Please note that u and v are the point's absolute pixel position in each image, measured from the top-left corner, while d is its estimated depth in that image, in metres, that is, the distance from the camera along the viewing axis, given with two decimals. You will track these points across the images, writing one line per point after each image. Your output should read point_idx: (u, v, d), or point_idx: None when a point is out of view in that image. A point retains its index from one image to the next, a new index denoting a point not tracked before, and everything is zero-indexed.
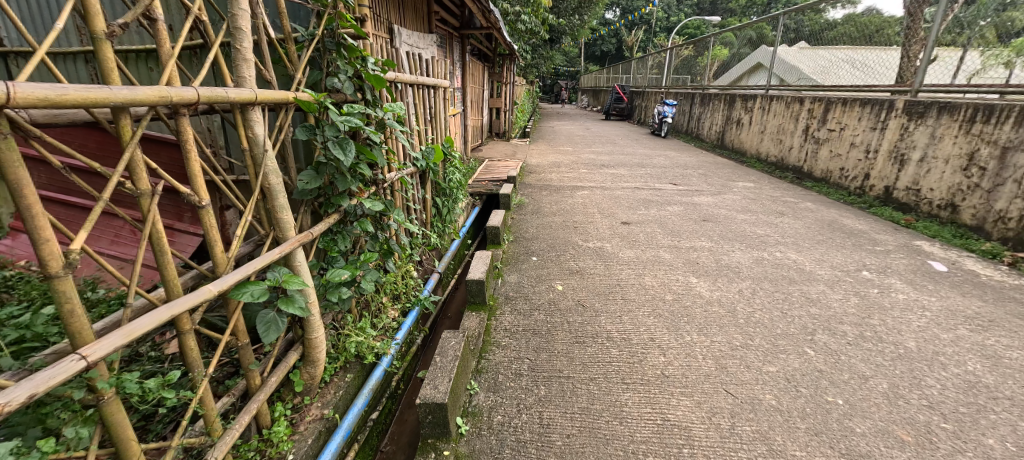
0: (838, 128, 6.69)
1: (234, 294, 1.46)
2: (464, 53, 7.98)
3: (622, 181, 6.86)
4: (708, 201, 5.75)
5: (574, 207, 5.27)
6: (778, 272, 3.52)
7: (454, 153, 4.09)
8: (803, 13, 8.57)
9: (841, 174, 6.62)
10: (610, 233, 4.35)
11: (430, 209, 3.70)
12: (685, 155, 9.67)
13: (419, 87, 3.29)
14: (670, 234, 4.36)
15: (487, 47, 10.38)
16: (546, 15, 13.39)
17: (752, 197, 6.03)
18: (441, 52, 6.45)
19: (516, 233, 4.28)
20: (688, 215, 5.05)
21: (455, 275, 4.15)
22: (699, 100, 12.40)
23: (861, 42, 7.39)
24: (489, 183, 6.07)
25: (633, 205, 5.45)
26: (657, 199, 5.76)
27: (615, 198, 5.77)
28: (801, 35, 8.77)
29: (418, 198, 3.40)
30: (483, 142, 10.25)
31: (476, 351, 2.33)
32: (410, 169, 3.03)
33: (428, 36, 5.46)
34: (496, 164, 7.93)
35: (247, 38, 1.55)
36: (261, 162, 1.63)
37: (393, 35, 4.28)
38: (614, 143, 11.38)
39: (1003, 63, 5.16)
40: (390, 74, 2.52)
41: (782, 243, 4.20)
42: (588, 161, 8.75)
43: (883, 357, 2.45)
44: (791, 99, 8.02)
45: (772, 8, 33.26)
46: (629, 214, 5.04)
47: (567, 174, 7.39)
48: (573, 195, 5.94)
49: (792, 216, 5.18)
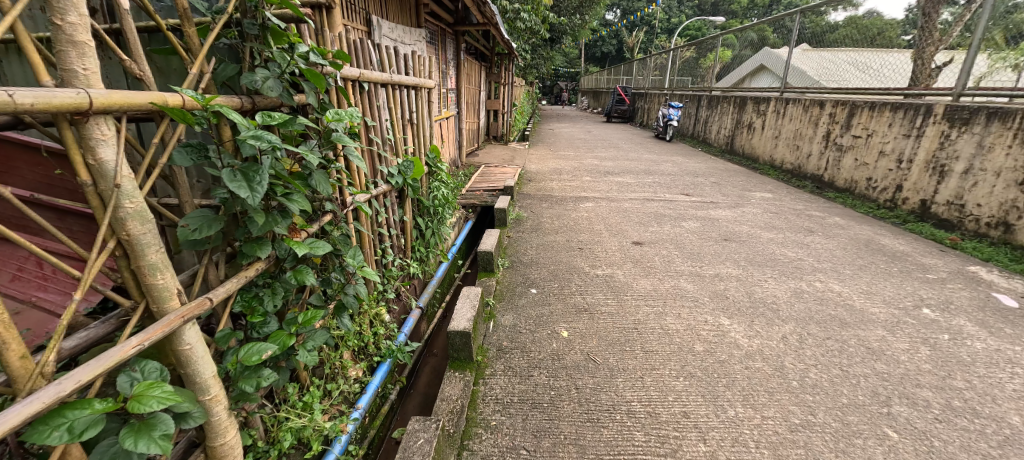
0: (865, 134, 6.14)
1: (43, 429, 0.89)
2: (459, 52, 7.43)
3: (629, 191, 6.30)
4: (727, 216, 5.19)
5: (578, 223, 4.69)
6: (825, 311, 2.94)
7: (441, 166, 3.53)
8: (806, 16, 8.34)
9: (868, 184, 6.06)
10: (621, 257, 3.78)
11: (411, 232, 3.14)
12: (693, 162, 9.10)
13: (394, 87, 2.72)
14: (690, 258, 3.78)
15: (485, 45, 9.81)
16: (546, 13, 12.84)
17: (774, 210, 5.47)
18: (431, 49, 5.88)
19: (512, 257, 3.70)
20: (707, 233, 4.49)
21: (441, 305, 3.69)
22: (706, 103, 11.86)
23: (863, 45, 7.22)
24: (484, 194, 5.52)
25: (644, 220, 4.89)
26: (669, 213, 5.19)
27: (623, 212, 5.21)
28: (803, 37, 8.54)
29: (395, 221, 2.84)
30: (479, 146, 9.66)
31: (455, 440, 1.77)
32: (380, 189, 2.49)
33: (417, 31, 4.89)
34: (493, 171, 7.35)
35: (77, 10, 0.99)
36: (118, 202, 1.07)
37: (371, 28, 3.72)
38: (617, 147, 10.81)
39: (1011, 66, 4.81)
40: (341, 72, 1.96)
41: (820, 270, 3.63)
42: (591, 167, 8.18)
43: (988, 442, 1.89)
44: (810, 102, 7.47)
45: (774, 10, 32.82)
46: (640, 231, 4.47)
47: (569, 182, 6.82)
48: (576, 207, 5.37)
49: (822, 234, 4.61)
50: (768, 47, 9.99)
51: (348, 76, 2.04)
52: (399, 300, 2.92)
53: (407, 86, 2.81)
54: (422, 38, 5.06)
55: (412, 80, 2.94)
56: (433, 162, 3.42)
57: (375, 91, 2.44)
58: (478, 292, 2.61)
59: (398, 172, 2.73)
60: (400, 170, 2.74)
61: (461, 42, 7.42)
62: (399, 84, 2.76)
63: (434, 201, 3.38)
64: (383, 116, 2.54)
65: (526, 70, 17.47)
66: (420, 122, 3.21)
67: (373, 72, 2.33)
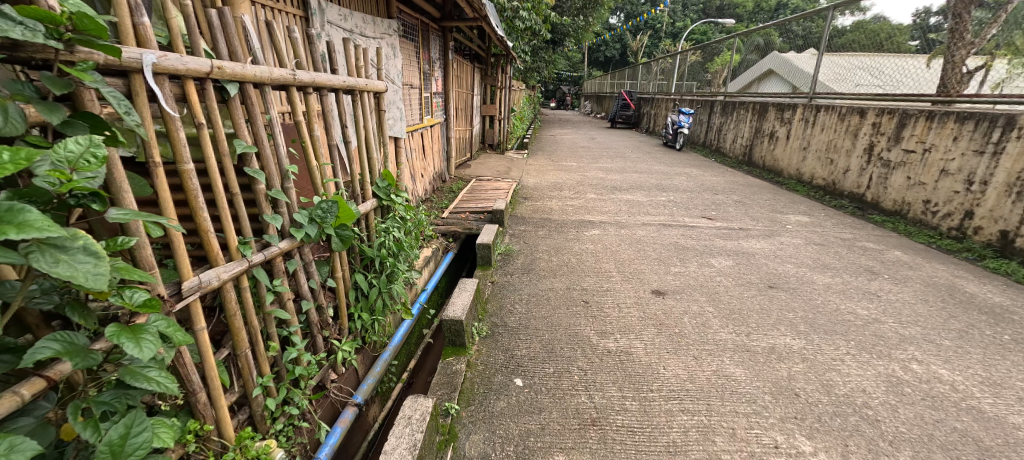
0: (921, 148, 5.21)
1: None
2: (447, 51, 6.51)
3: (642, 214, 5.36)
4: (764, 249, 4.24)
5: (581, 262, 3.75)
6: (948, 424, 2.01)
7: (398, 198, 2.61)
8: (811, 20, 8.05)
9: (924, 207, 5.12)
10: (640, 318, 2.83)
11: (347, 295, 2.23)
12: (709, 175, 8.16)
13: (307, 90, 1.79)
14: (733, 321, 2.82)
15: (479, 45, 8.90)
16: (547, 12, 11.92)
17: (819, 241, 4.52)
18: (407, 46, 4.96)
19: (493, 319, 2.77)
20: (745, 276, 3.55)
21: (399, 382, 2.80)
22: (718, 109, 10.94)
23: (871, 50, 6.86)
24: (470, 221, 4.63)
25: (664, 257, 3.94)
26: (693, 245, 4.25)
27: (636, 243, 4.28)
28: (808, 42, 8.18)
29: (314, 288, 1.94)
30: (472, 156, 8.76)
31: None
32: (271, 252, 1.61)
33: (383, 22, 3.96)
34: (484, 186, 6.43)
35: None
36: None
37: (308, 11, 2.79)
38: (624, 157, 9.89)
39: None
40: (125, 51, 1.07)
41: (911, 340, 2.69)
42: (596, 181, 7.26)
43: None
44: (845, 110, 6.54)
45: (780, 13, 31.90)
46: (660, 274, 3.53)
47: (570, 201, 5.89)
48: (579, 237, 4.42)
49: (890, 277, 3.67)
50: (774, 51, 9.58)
51: (161, 67, 1.15)
52: (321, 399, 2.03)
53: (332, 87, 1.92)
54: (391, 32, 4.15)
55: (345, 80, 2.05)
56: (382, 193, 2.50)
57: (265, 92, 1.56)
58: (429, 408, 1.72)
59: (315, 219, 1.82)
60: (316, 216, 1.82)
61: (449, 39, 6.50)
62: (318, 87, 1.86)
63: (382, 249, 2.39)
64: (283, 134, 1.64)
65: (526, 73, 16.58)
66: (360, 138, 2.29)
67: (247, 62, 1.44)
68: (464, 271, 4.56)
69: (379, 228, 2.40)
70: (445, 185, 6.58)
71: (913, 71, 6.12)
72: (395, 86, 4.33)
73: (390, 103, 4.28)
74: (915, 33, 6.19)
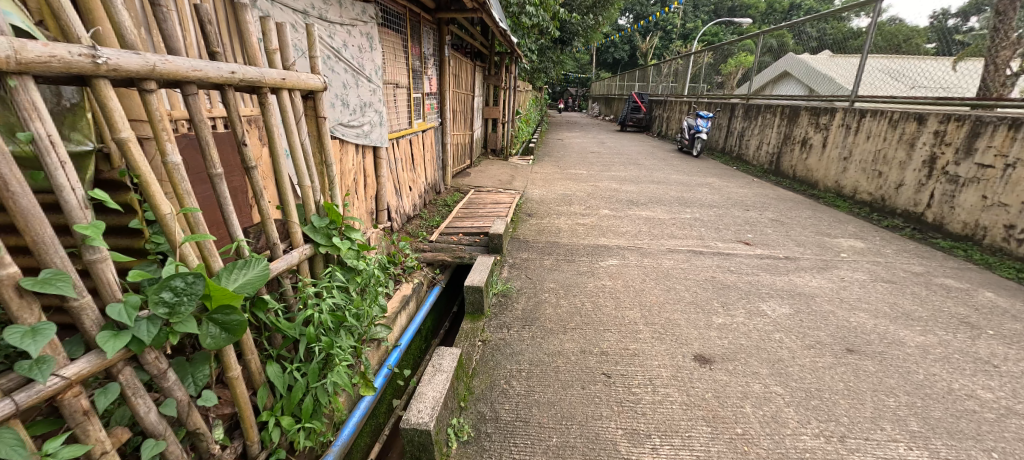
0: (1003, 163, 4.39)
1: None
2: (442, 46, 5.77)
3: (667, 236, 4.55)
4: (824, 288, 3.43)
5: (597, 310, 2.94)
6: None
7: (348, 240, 1.87)
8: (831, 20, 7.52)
9: (1005, 233, 4.30)
10: (684, 407, 2.03)
11: (249, 402, 1.44)
12: (734, 186, 7.33)
13: (142, 85, 1.05)
14: (818, 415, 2.03)
15: (482, 41, 8.16)
16: (556, 8, 11.16)
17: (887, 277, 3.70)
18: (392, 38, 4.23)
19: (480, 409, 1.99)
20: (813, 332, 2.74)
21: None
22: (739, 113, 10.11)
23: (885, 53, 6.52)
24: (463, 248, 3.87)
25: (700, 300, 3.12)
26: (735, 282, 3.44)
27: (664, 279, 3.49)
28: (824, 43, 7.73)
29: (178, 413, 1.19)
30: (471, 163, 7.98)
31: None
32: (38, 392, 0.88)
33: (354, 6, 3.22)
34: (482, 199, 5.69)
35: None
36: None
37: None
38: (638, 165, 9.08)
39: None
40: None
41: None
42: (609, 193, 6.47)
43: None
44: (896, 115, 5.73)
45: (793, 15, 31.03)
46: (700, 329, 2.72)
47: (581, 218, 5.10)
48: (593, 270, 3.62)
49: (997, 334, 2.85)
50: (788, 53, 9.16)
51: None
52: None
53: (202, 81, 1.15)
54: (365, 19, 3.42)
55: (239, 67, 1.28)
56: (323, 237, 1.75)
57: (11, 89, 0.84)
58: None
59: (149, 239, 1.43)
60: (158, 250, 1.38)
61: (445, 33, 5.76)
62: (171, 79, 1.10)
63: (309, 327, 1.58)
64: (69, 165, 0.94)
65: (534, 74, 15.81)
66: (276, 162, 1.53)
67: None
68: (454, 308, 3.80)
69: (302, 292, 1.61)
70: (439, 197, 5.83)
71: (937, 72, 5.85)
72: (372, 85, 3.60)
73: (366, 105, 3.54)
74: (933, 35, 5.88)
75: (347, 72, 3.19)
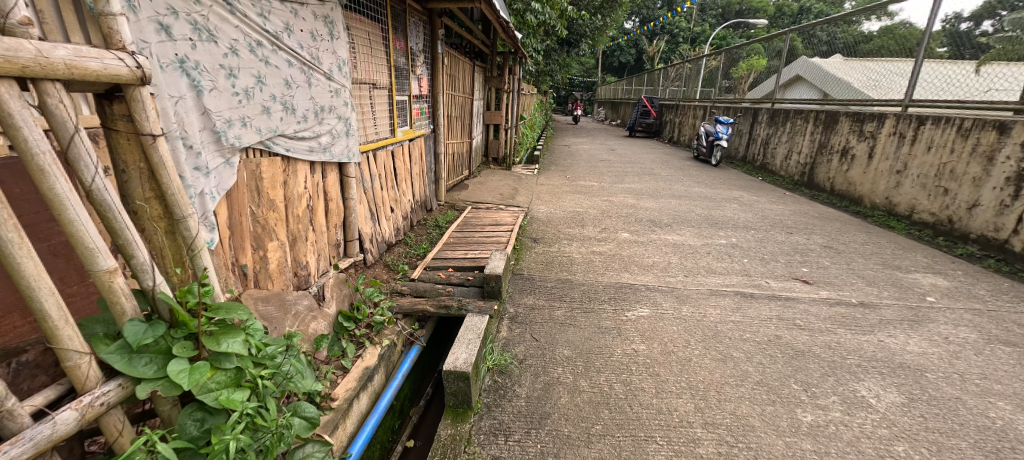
0: None
1: None
2: (434, 42, 4.95)
3: (705, 271, 3.69)
4: (929, 355, 2.57)
5: (631, 400, 2.08)
6: None
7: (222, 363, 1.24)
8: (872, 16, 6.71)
9: None
10: None
11: None
12: (766, 202, 6.48)
13: None
14: None
15: (483, 40, 7.37)
16: (564, 5, 10.34)
17: (1002, 335, 2.85)
18: (367, 27, 3.44)
19: None
20: (952, 447, 1.87)
21: None
22: (762, 119, 9.28)
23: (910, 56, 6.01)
24: (450, 291, 3.04)
25: (773, 381, 2.25)
26: (810, 346, 2.58)
27: (714, 340, 2.63)
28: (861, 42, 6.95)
29: None
30: (469, 174, 7.17)
31: None
32: None
33: None
34: (480, 219, 4.88)
35: None
36: None
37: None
38: (655, 176, 8.23)
39: None
40: None
41: None
42: (626, 211, 5.64)
43: None
44: (966, 123, 4.87)
45: (803, 18, 30.15)
46: (785, 437, 1.88)
47: (596, 245, 4.26)
48: (619, 326, 2.75)
49: None
50: (802, 57, 8.56)
51: None
52: None
53: None
54: None
55: None
56: (158, 368, 1.17)
57: None
58: None
59: None
60: None
61: (438, 27, 4.97)
62: None
63: None
64: None
65: (539, 76, 15.00)
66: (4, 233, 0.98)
67: None
68: (438, 367, 2.96)
69: None
70: (430, 216, 5.02)
71: (958, 78, 5.35)
72: (333, 84, 2.78)
73: (325, 110, 2.72)
74: (946, 39, 5.48)
75: (292, 66, 2.37)
